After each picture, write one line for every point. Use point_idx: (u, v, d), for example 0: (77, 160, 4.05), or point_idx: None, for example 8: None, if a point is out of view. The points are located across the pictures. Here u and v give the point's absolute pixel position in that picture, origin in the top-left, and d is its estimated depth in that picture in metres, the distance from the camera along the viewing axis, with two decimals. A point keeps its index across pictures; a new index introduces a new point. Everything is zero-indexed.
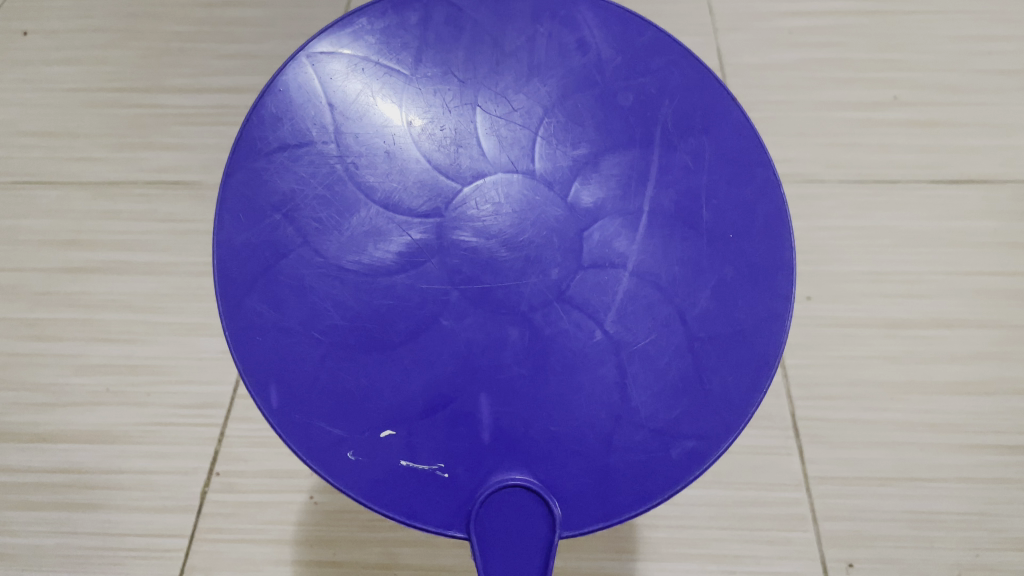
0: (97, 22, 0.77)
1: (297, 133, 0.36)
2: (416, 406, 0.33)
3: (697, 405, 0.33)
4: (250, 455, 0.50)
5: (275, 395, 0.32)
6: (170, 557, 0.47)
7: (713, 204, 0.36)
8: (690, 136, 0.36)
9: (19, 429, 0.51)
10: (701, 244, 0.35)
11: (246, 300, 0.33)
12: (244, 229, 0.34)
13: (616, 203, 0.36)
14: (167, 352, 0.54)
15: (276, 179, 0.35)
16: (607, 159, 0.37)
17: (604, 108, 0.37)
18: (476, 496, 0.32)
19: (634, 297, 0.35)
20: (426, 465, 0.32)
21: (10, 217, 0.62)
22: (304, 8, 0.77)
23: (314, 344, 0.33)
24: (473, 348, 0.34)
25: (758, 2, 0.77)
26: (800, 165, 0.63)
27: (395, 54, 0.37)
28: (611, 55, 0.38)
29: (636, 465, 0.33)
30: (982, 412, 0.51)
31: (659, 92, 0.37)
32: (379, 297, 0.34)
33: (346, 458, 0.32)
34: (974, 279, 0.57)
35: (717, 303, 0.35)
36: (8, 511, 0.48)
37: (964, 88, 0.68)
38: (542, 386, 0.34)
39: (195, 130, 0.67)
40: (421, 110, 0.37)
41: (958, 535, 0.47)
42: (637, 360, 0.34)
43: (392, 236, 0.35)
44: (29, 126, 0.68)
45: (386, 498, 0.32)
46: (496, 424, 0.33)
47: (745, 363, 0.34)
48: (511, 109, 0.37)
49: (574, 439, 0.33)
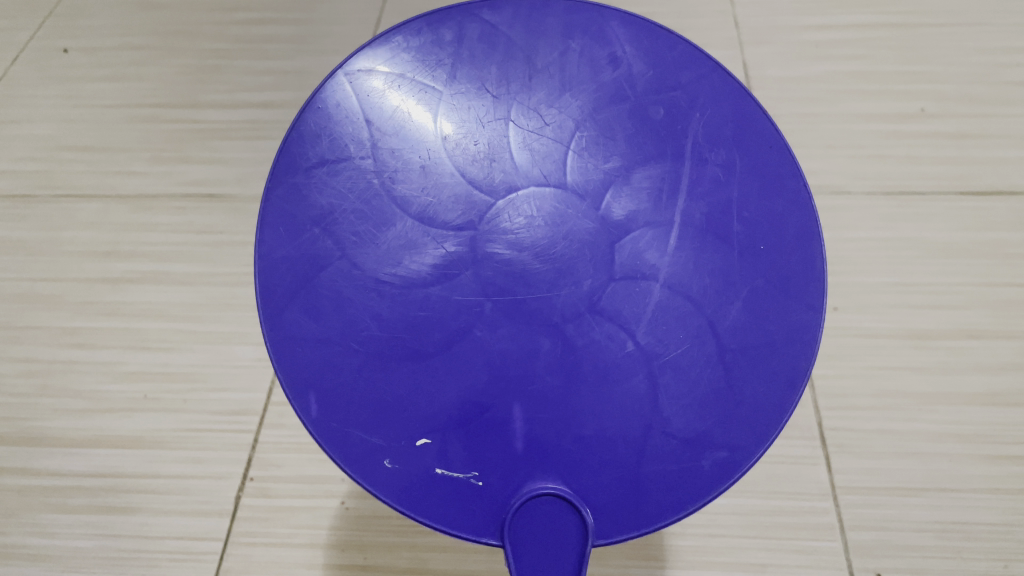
0: (136, 40, 0.79)
1: (335, 148, 0.37)
2: (450, 416, 0.34)
3: (727, 416, 0.34)
4: (284, 461, 0.51)
5: (314, 404, 0.34)
6: (205, 560, 0.48)
7: (744, 216, 0.36)
8: (720, 149, 0.37)
9: (60, 434, 0.53)
10: (733, 255, 0.36)
11: (287, 312, 0.35)
12: (284, 243, 0.36)
13: (648, 215, 0.37)
14: (203, 360, 0.56)
15: (314, 193, 0.37)
16: (638, 172, 0.37)
17: (635, 121, 0.38)
18: (510, 504, 0.33)
19: (665, 308, 0.36)
20: (461, 473, 0.33)
21: (51, 229, 0.64)
22: (336, 25, 0.79)
23: (351, 354, 0.34)
24: (506, 358, 0.35)
25: (783, 15, 0.77)
26: (826, 177, 0.64)
27: (430, 71, 0.39)
28: (643, 69, 0.39)
29: (668, 475, 0.33)
30: (1009, 423, 0.51)
31: (689, 106, 0.38)
32: (415, 308, 0.35)
33: (383, 465, 0.33)
34: (1004, 291, 0.57)
35: (748, 316, 0.35)
36: (49, 514, 0.50)
37: (991, 100, 0.68)
38: (575, 395, 0.34)
39: (229, 144, 0.68)
40: (456, 124, 0.38)
41: (987, 546, 0.47)
42: (668, 371, 0.35)
43: (427, 249, 0.36)
44: (69, 141, 0.70)
45: (419, 504, 0.33)
46: (530, 435, 0.34)
47: (775, 376, 0.34)
48: (544, 124, 0.38)
49: (605, 450, 0.34)
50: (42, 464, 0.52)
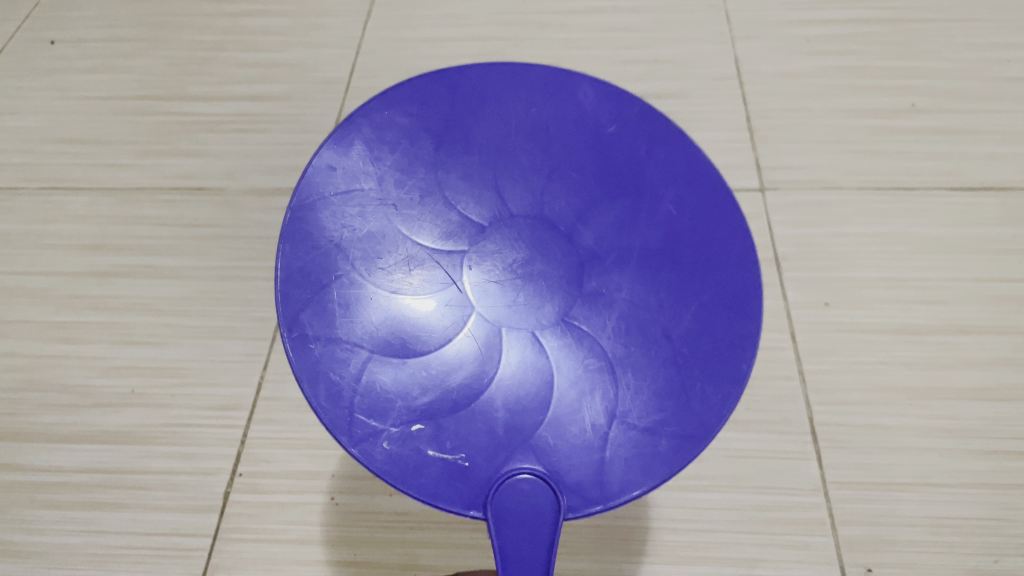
0: (123, 32, 0.78)
1: (348, 180, 0.36)
2: (443, 407, 0.34)
3: (679, 410, 0.34)
4: (273, 457, 0.50)
5: (323, 392, 0.33)
6: (193, 556, 0.47)
7: (696, 243, 0.36)
8: (672, 188, 0.37)
9: (46, 429, 0.52)
10: (683, 274, 0.36)
11: (302, 314, 0.34)
12: (301, 253, 0.35)
13: (614, 240, 0.37)
14: (191, 354, 0.55)
15: (326, 218, 0.36)
16: (607, 206, 0.37)
17: (600, 159, 0.38)
18: (493, 482, 0.32)
19: (627, 319, 0.35)
20: (450, 454, 0.33)
21: (37, 222, 0.63)
22: (325, 17, 0.78)
23: (353, 351, 0.34)
24: (491, 363, 0.35)
25: (775, 10, 0.77)
26: (817, 172, 0.64)
27: (427, 116, 0.38)
28: (609, 119, 0.38)
29: (630, 458, 0.33)
30: (999, 418, 0.51)
31: (648, 152, 0.38)
32: (408, 311, 0.35)
33: (382, 447, 0.33)
34: (994, 287, 0.57)
35: (699, 324, 0.35)
36: (36, 510, 0.49)
37: (981, 96, 0.68)
38: (553, 394, 0.35)
39: (217, 137, 0.68)
40: (450, 162, 0.37)
41: (977, 541, 0.47)
42: (630, 371, 0.35)
43: (422, 267, 0.36)
44: (55, 133, 0.69)
45: (413, 480, 0.32)
46: (512, 422, 0.34)
47: (720, 374, 0.34)
48: (525, 160, 0.38)
49: (576, 437, 0.34)
50: (28, 459, 0.51)
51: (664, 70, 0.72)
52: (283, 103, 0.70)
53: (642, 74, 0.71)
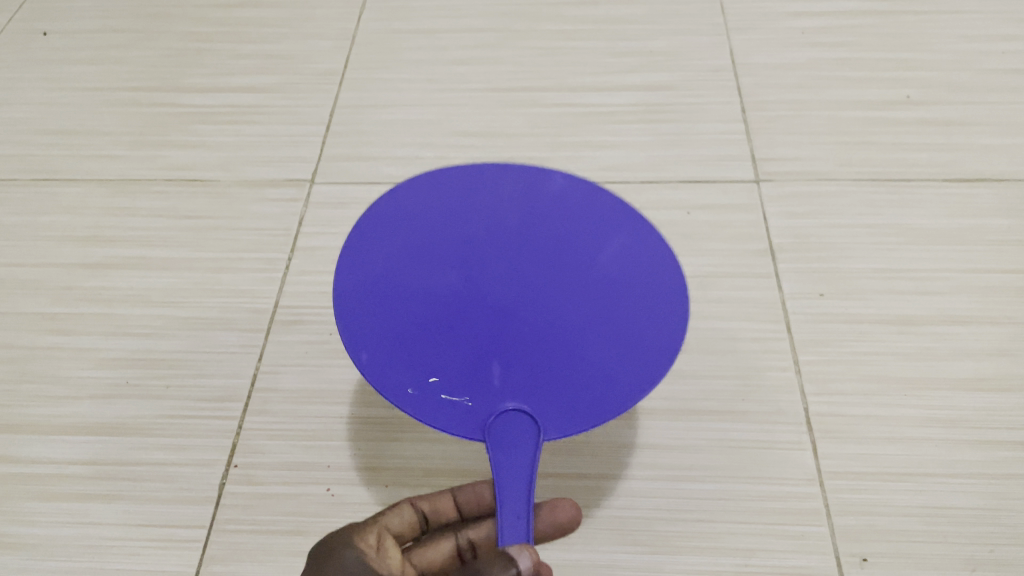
0: (116, 23, 0.78)
1: (388, 212, 0.46)
2: (455, 365, 0.41)
3: (628, 382, 0.41)
4: (268, 448, 0.50)
5: (364, 353, 0.41)
6: (188, 547, 0.47)
7: (646, 267, 0.44)
8: (627, 233, 0.46)
9: (40, 421, 0.52)
10: (637, 286, 0.43)
11: (348, 299, 0.42)
12: (349, 258, 0.44)
13: (586, 260, 0.44)
14: (186, 346, 0.55)
15: (370, 236, 0.45)
16: (581, 237, 0.45)
17: (576, 208, 0.47)
18: (489, 414, 0.40)
19: (594, 314, 0.43)
20: (459, 397, 0.40)
21: (29, 213, 0.63)
22: (320, 10, 0.78)
23: (384, 325, 0.42)
24: (490, 338, 0.42)
25: (770, 2, 0.77)
26: (811, 164, 0.64)
27: (449, 179, 0.48)
28: (583, 186, 0.48)
29: (590, 413, 0.40)
30: (995, 408, 0.51)
31: (611, 206, 0.47)
32: (427, 298, 0.43)
33: (407, 392, 0.40)
34: (990, 278, 0.57)
35: (647, 322, 0.42)
36: (28, 502, 0.49)
37: (976, 87, 0.68)
38: (535, 364, 0.41)
39: (211, 129, 0.67)
40: (464, 203, 0.47)
41: (972, 531, 0.47)
42: (595, 353, 0.42)
43: (438, 269, 0.44)
44: (48, 124, 0.69)
45: (429, 415, 0.40)
46: (506, 380, 0.41)
47: (660, 358, 0.41)
48: (520, 205, 0.47)
49: (552, 396, 0.41)
50: (21, 450, 0.51)
51: (660, 61, 0.72)
52: (278, 95, 0.70)
53: (638, 65, 0.71)
